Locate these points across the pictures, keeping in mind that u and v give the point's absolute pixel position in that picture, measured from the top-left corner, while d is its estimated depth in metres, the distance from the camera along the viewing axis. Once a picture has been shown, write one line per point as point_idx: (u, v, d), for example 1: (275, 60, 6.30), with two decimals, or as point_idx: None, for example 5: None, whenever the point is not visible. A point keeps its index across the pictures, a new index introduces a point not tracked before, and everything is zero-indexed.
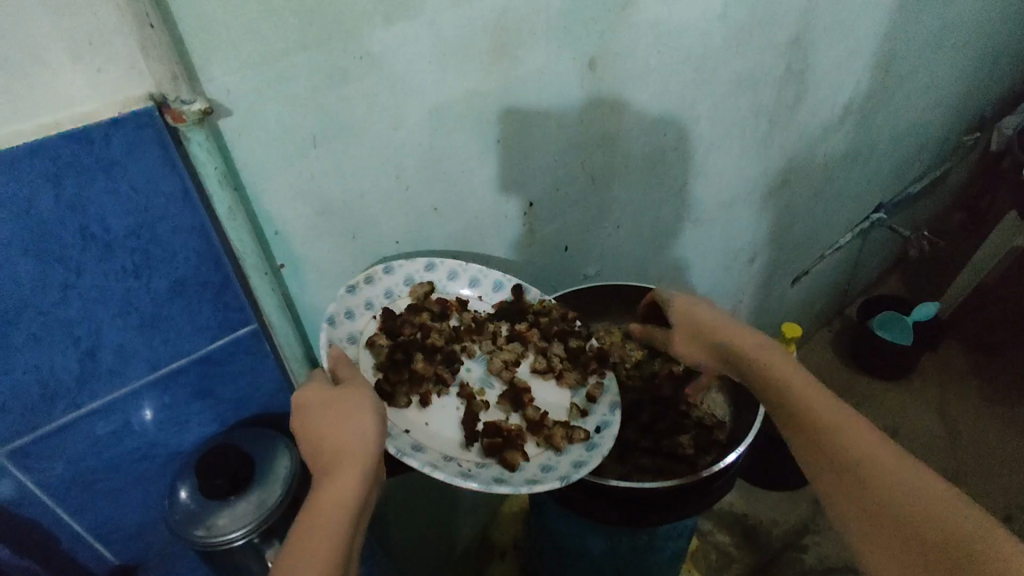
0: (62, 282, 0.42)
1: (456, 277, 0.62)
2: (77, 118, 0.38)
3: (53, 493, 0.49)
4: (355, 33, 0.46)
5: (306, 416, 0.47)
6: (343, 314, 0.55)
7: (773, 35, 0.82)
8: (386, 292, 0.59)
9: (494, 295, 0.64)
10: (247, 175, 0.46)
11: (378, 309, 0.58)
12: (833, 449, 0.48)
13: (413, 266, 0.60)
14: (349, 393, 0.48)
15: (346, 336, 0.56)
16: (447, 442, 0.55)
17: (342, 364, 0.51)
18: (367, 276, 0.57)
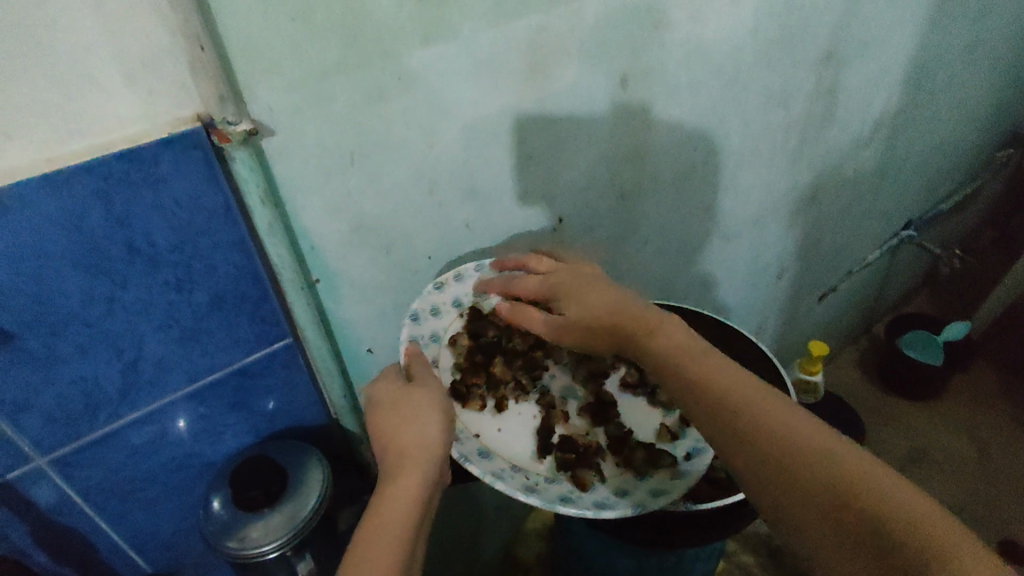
0: (108, 296, 0.43)
1: None
2: (127, 139, 0.39)
3: (92, 501, 0.50)
4: (394, 52, 0.47)
5: (375, 414, 0.48)
6: (428, 311, 0.59)
7: (804, 51, 0.81)
8: (476, 292, 0.62)
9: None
10: (286, 191, 0.47)
11: (466, 309, 0.61)
12: (766, 439, 0.40)
13: (507, 268, 0.63)
14: (416, 395, 0.48)
15: (430, 333, 0.58)
16: (520, 455, 0.54)
17: (417, 362, 0.52)
18: (454, 274, 0.61)
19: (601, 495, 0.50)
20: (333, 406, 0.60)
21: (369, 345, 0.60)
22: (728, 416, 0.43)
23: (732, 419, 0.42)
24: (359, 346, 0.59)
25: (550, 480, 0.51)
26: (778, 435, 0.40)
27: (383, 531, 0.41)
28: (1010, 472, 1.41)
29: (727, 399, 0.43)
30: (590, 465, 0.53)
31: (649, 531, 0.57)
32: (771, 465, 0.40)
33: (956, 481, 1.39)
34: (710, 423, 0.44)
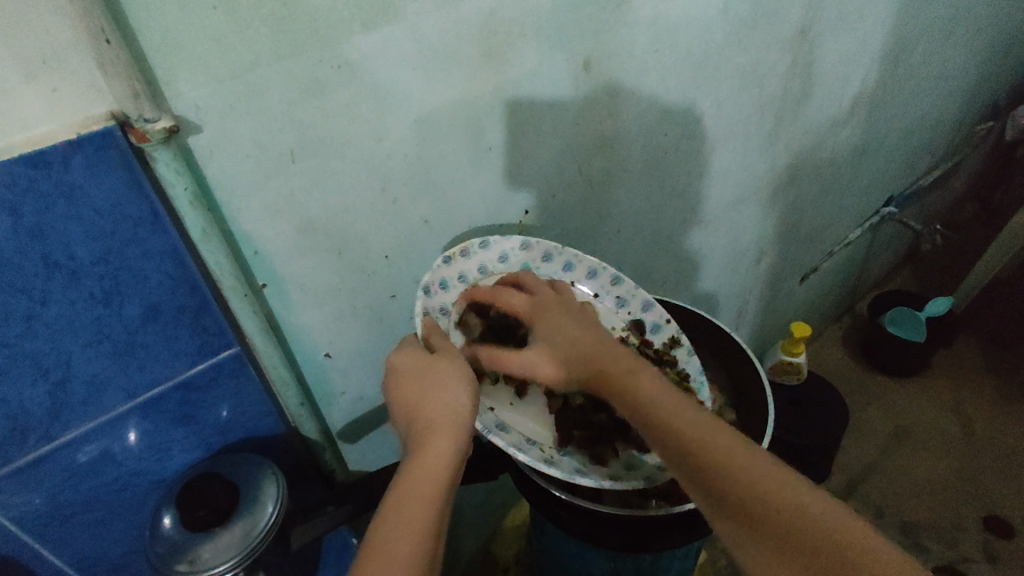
0: (26, 313, 0.40)
1: (550, 259, 0.62)
2: (32, 142, 0.35)
3: (29, 527, 0.47)
4: (331, 40, 0.43)
5: (402, 385, 0.47)
6: (438, 285, 0.55)
7: (778, 29, 0.79)
8: (480, 267, 0.59)
9: (588, 282, 0.63)
10: (221, 193, 0.44)
11: (470, 284, 0.58)
12: (727, 482, 0.39)
13: (507, 245, 0.60)
14: (444, 364, 0.46)
15: (439, 307, 0.55)
16: (534, 430, 0.53)
17: (437, 333, 0.50)
18: (463, 249, 0.57)
19: (613, 470, 0.51)
20: (291, 415, 0.57)
21: (327, 350, 0.58)
22: (686, 454, 0.41)
23: (696, 458, 0.40)
24: (314, 353, 0.57)
25: (562, 454, 0.52)
26: (740, 476, 0.39)
27: (406, 506, 0.40)
28: (994, 446, 1.41)
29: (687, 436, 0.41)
30: (599, 445, 0.53)
31: (627, 535, 0.53)
32: (738, 510, 0.39)
33: (938, 458, 1.39)
34: (670, 461, 0.42)
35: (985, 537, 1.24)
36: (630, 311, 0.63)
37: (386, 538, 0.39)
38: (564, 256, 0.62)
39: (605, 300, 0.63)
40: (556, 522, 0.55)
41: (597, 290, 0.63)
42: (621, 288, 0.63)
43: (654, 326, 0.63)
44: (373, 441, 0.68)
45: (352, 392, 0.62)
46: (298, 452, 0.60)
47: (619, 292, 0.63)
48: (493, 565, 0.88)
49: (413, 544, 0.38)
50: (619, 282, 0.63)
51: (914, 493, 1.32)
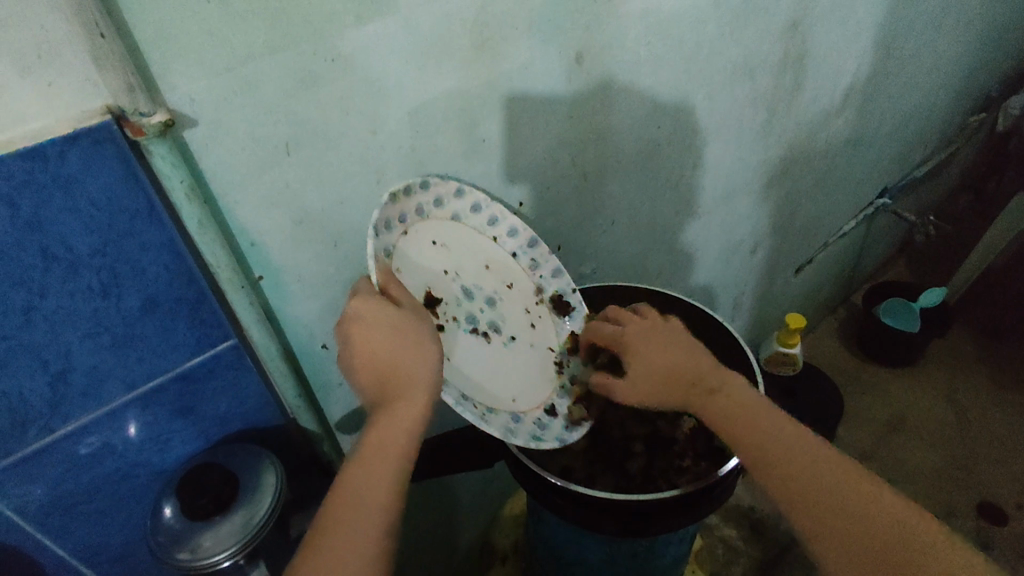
0: (25, 305, 0.40)
1: (479, 211, 0.59)
2: (29, 136, 0.36)
3: (32, 517, 0.48)
4: (325, 34, 0.44)
5: (365, 333, 0.44)
6: (383, 225, 0.50)
7: (770, 21, 0.79)
8: (416, 210, 0.54)
9: (508, 240, 0.61)
10: (218, 186, 0.44)
11: (407, 226, 0.53)
12: (808, 482, 0.45)
13: (444, 189, 0.56)
14: (416, 320, 0.45)
15: (382, 249, 0.50)
16: (469, 385, 0.56)
17: (393, 282, 0.47)
18: (405, 188, 0.52)
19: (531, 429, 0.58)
20: (289, 406, 0.58)
21: (324, 342, 0.58)
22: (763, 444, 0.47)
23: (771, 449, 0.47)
24: (312, 343, 0.57)
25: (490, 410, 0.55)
26: (816, 473, 0.45)
27: (378, 460, 0.42)
28: (988, 434, 1.42)
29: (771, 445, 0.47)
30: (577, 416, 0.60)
31: (621, 522, 0.53)
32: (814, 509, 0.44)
33: (933, 447, 1.40)
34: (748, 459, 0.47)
35: (978, 524, 1.26)
36: (540, 275, 0.63)
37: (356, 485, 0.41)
38: (494, 213, 0.59)
39: (523, 258, 0.62)
40: (550, 507, 0.55)
41: (515, 249, 0.62)
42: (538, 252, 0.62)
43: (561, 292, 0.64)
44: None
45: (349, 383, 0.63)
46: (296, 442, 0.61)
47: (534, 254, 0.62)
48: (491, 554, 0.89)
49: (389, 492, 0.41)
50: (536, 246, 0.62)
51: (908, 481, 1.33)
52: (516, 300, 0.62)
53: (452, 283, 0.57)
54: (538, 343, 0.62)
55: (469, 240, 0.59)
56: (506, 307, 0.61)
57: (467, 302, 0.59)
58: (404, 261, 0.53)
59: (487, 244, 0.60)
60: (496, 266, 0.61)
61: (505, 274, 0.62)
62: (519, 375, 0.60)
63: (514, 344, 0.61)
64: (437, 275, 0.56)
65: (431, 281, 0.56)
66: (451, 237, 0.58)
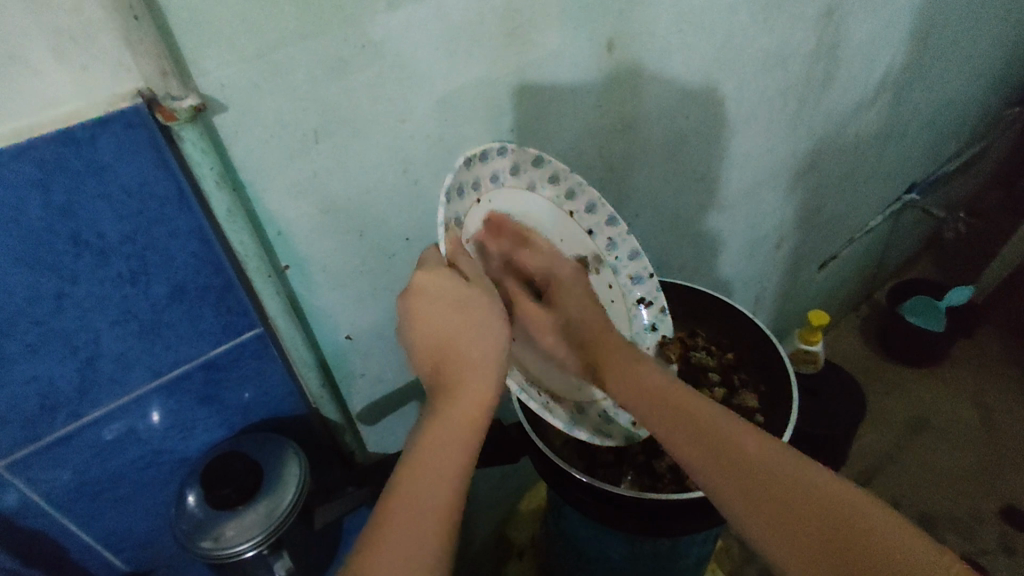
0: (56, 291, 0.40)
1: (556, 181, 0.54)
2: (61, 119, 0.35)
3: (59, 502, 0.48)
4: (356, 19, 0.43)
5: (429, 309, 0.44)
6: (456, 190, 0.46)
7: (804, 9, 0.77)
8: (492, 175, 0.50)
9: (585, 216, 0.57)
10: (246, 174, 0.44)
11: (481, 193, 0.50)
12: (781, 493, 0.39)
13: (522, 155, 0.50)
14: (481, 300, 0.44)
15: (454, 218, 0.47)
16: (530, 368, 0.56)
17: (461, 255, 0.46)
18: (482, 151, 0.47)
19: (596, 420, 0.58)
20: (312, 396, 0.57)
21: (348, 332, 0.58)
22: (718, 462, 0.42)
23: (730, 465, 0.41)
24: (336, 334, 0.57)
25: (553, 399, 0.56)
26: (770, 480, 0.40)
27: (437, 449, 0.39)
28: (1012, 436, 1.40)
29: (753, 469, 0.40)
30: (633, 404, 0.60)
31: (642, 522, 0.52)
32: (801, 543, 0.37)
33: (955, 449, 1.38)
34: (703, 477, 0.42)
35: (1000, 528, 1.24)
36: (617, 255, 0.60)
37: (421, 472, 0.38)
38: (572, 185, 0.53)
39: (598, 237, 0.58)
40: (577, 506, 0.54)
41: (591, 225, 0.58)
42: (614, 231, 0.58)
43: (637, 277, 0.61)
44: (392, 422, 0.68)
45: (372, 374, 0.62)
46: (319, 433, 0.61)
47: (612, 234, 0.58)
48: (508, 548, 0.88)
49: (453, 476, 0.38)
50: (614, 225, 0.57)
51: (929, 482, 1.32)
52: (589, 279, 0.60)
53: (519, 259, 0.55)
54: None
55: (541, 215, 0.56)
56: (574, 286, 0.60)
57: None
58: (473, 230, 0.50)
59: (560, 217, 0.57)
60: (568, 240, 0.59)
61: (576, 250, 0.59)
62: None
63: None
64: (505, 251, 0.55)
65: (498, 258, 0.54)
66: (524, 207, 0.54)
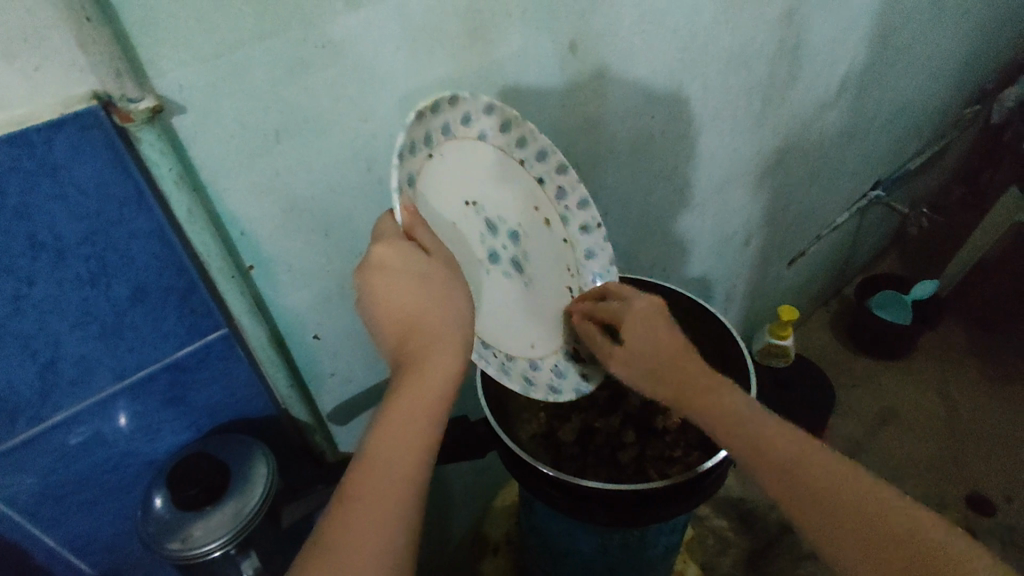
0: (13, 294, 0.40)
1: (507, 128, 0.53)
2: (13, 122, 0.35)
3: (22, 507, 0.48)
4: (315, 20, 0.43)
5: (387, 281, 0.42)
6: (408, 148, 0.45)
7: (764, 12, 0.79)
8: (443, 126, 0.49)
9: (535, 163, 0.57)
10: (207, 174, 0.44)
11: (434, 147, 0.48)
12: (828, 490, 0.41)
13: (473, 104, 0.50)
14: (443, 273, 0.43)
15: (407, 175, 0.46)
16: (494, 331, 0.55)
17: (418, 225, 0.44)
18: (434, 103, 0.46)
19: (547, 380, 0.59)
20: (282, 399, 0.58)
21: (315, 332, 0.58)
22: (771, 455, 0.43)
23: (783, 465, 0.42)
24: (303, 334, 0.57)
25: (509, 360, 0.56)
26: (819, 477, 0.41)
27: (401, 427, 0.39)
28: (977, 425, 1.43)
29: (817, 477, 0.41)
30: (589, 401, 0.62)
31: (611, 514, 0.53)
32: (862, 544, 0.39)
33: (923, 438, 1.41)
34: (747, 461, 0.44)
35: (967, 514, 1.27)
36: (565, 206, 0.60)
37: (388, 458, 0.38)
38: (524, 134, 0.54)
39: (547, 184, 0.58)
40: (546, 501, 0.55)
41: (541, 174, 0.58)
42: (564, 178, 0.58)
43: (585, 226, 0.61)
44: (362, 422, 0.69)
45: (341, 373, 0.63)
46: (288, 432, 0.61)
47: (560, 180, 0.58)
48: (484, 545, 0.89)
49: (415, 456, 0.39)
50: (564, 172, 0.58)
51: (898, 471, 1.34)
52: (542, 231, 0.59)
53: (477, 216, 0.53)
54: (552, 285, 0.60)
55: (493, 164, 0.54)
56: (529, 242, 0.58)
57: (491, 238, 0.55)
58: (426, 191, 0.48)
59: (513, 167, 0.55)
60: (517, 191, 0.57)
61: (530, 203, 0.58)
62: (540, 319, 0.60)
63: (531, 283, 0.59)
64: (457, 206, 0.51)
65: (455, 217, 0.51)
66: (475, 159, 0.52)
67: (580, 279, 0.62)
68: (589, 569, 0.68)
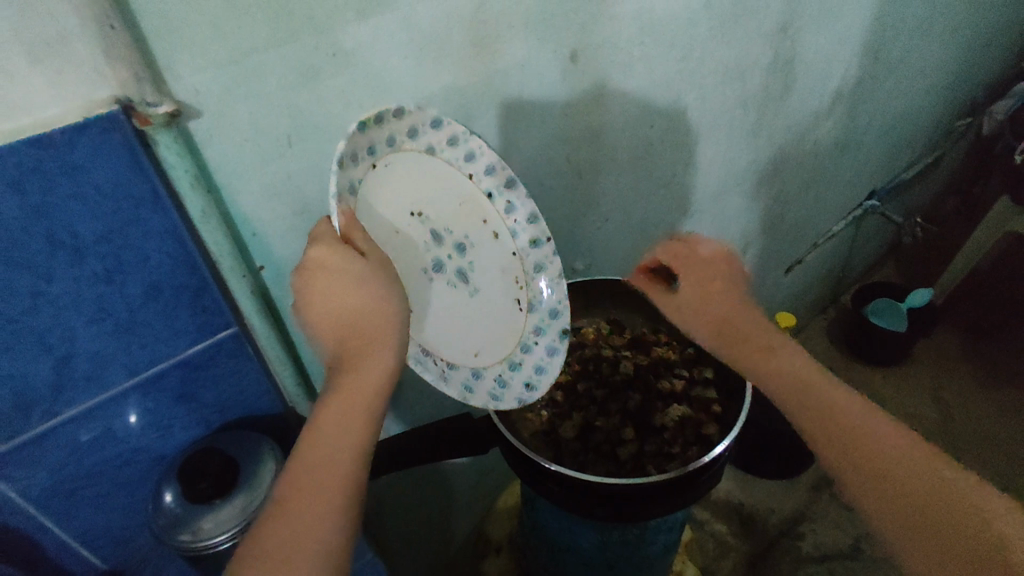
0: (32, 290, 0.41)
1: (456, 144, 0.52)
2: (39, 125, 0.37)
3: (35, 500, 0.49)
4: (327, 30, 0.45)
5: (323, 282, 0.45)
6: (349, 158, 0.46)
7: (760, 25, 0.81)
8: (389, 139, 0.49)
9: (484, 177, 0.54)
10: (222, 176, 0.45)
11: (379, 158, 0.49)
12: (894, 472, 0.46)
13: (420, 118, 0.49)
14: (376, 273, 0.45)
15: (347, 184, 0.47)
16: (436, 334, 0.58)
17: (355, 230, 0.47)
18: (377, 116, 0.47)
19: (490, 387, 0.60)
20: (288, 394, 0.59)
21: None
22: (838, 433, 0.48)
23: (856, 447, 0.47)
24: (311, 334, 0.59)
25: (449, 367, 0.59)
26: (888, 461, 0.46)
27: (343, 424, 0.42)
28: (974, 432, 1.44)
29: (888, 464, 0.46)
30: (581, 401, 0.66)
31: (606, 507, 0.54)
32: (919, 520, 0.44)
33: None
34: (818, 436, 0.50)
35: None
36: (514, 220, 0.57)
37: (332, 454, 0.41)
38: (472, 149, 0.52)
39: (498, 199, 0.56)
40: (546, 495, 0.56)
41: (490, 188, 0.55)
42: (513, 192, 0.55)
43: (535, 240, 0.57)
44: None
45: None
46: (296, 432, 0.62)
47: (512, 196, 0.55)
48: (486, 546, 0.90)
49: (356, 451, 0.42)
50: (512, 186, 0.55)
51: None
52: (490, 244, 0.58)
53: (421, 226, 0.55)
54: (501, 294, 0.59)
55: (447, 178, 0.54)
56: (478, 253, 0.58)
57: (435, 248, 0.56)
58: (368, 198, 0.50)
59: (460, 179, 0.54)
60: (465, 203, 0.56)
61: (477, 216, 0.56)
62: (488, 327, 0.60)
63: (476, 293, 0.59)
64: (400, 214, 0.53)
65: (396, 226, 0.53)
66: (423, 172, 0.53)
67: (529, 291, 0.59)
68: (589, 567, 0.69)
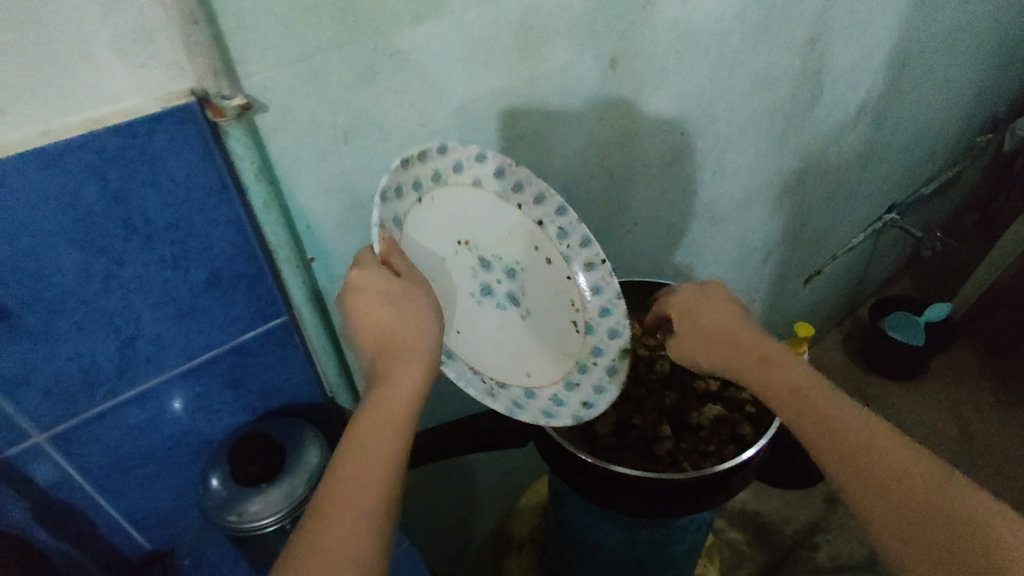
0: (104, 273, 0.43)
1: (503, 175, 0.56)
2: (121, 114, 0.39)
3: (91, 477, 0.51)
4: (386, 31, 0.47)
5: (365, 302, 0.45)
6: (394, 190, 0.49)
7: (789, 36, 0.82)
8: (434, 174, 0.52)
9: (533, 207, 0.59)
10: (282, 170, 0.47)
11: (423, 194, 0.52)
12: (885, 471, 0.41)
13: (464, 153, 0.54)
14: (413, 290, 0.46)
15: (392, 217, 0.49)
16: (483, 354, 0.56)
17: (395, 253, 0.47)
18: (421, 152, 0.50)
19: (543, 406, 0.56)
20: (328, 385, 0.61)
21: None
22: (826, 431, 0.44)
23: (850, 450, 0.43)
24: None
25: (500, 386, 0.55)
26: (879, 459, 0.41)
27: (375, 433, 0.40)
28: (989, 448, 1.44)
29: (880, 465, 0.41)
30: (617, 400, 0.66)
31: (644, 503, 0.55)
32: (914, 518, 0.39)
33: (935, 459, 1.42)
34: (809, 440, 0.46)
35: None
36: (566, 245, 0.61)
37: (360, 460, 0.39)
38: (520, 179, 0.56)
39: (547, 227, 0.60)
40: (582, 491, 0.57)
41: (540, 216, 0.59)
42: (563, 219, 0.59)
43: (588, 263, 0.61)
44: None
45: None
46: (335, 421, 0.64)
47: (563, 222, 0.60)
48: (508, 543, 0.91)
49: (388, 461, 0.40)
50: (563, 213, 0.59)
51: None
52: (542, 270, 0.61)
53: (468, 254, 0.56)
54: (558, 316, 0.61)
55: (488, 207, 0.57)
56: (528, 278, 0.60)
57: (484, 272, 0.58)
58: (415, 231, 0.52)
59: (507, 208, 0.58)
60: (513, 232, 0.59)
61: (529, 243, 0.60)
62: (545, 349, 0.60)
63: (530, 317, 0.60)
64: (445, 245, 0.55)
65: (443, 257, 0.54)
66: (469, 203, 0.56)
67: (585, 313, 0.61)
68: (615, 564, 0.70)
